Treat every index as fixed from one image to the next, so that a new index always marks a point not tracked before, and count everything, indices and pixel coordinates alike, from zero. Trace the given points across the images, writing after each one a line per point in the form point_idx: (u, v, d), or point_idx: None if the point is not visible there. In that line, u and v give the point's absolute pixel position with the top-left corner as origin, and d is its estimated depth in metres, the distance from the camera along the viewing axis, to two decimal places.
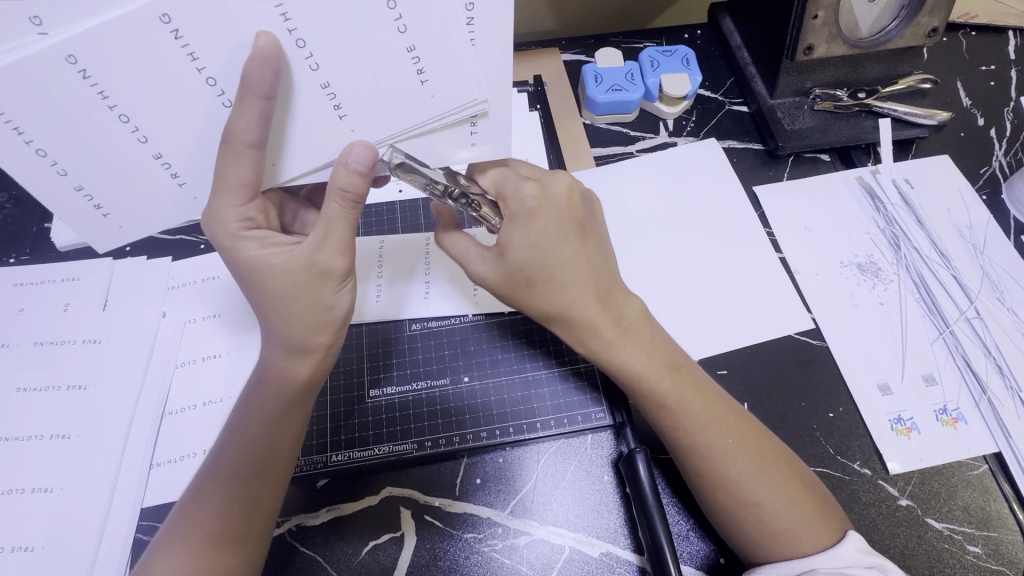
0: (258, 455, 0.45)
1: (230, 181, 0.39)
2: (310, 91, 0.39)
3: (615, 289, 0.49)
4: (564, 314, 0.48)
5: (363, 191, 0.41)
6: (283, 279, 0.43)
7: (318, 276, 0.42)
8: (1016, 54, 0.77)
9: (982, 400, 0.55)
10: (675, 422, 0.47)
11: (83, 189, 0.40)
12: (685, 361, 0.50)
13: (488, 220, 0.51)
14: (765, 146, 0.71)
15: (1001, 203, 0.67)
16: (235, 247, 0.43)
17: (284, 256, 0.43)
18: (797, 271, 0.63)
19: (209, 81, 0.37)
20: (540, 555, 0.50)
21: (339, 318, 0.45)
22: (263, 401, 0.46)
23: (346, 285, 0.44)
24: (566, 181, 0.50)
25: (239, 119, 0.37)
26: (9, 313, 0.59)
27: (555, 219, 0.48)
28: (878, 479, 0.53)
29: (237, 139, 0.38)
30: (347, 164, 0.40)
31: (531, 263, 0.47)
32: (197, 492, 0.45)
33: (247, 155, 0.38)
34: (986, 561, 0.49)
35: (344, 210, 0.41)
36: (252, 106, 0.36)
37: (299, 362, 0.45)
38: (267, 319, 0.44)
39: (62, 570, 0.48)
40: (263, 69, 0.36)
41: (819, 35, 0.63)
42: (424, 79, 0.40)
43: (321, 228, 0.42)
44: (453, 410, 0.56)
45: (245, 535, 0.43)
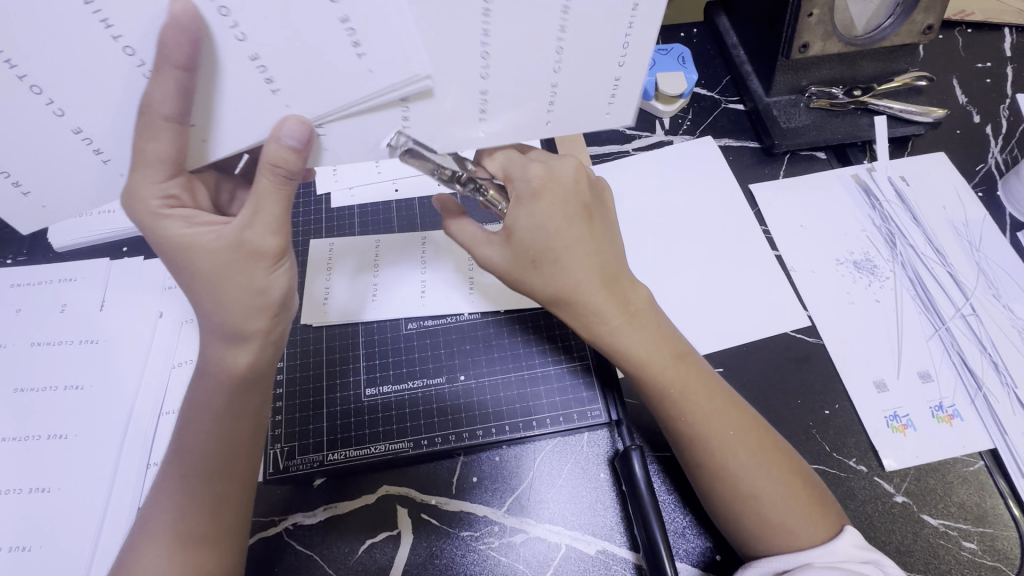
0: (213, 448, 0.45)
1: (149, 155, 0.38)
2: (238, 61, 0.38)
3: (622, 275, 0.49)
4: (568, 298, 0.48)
5: (298, 169, 0.40)
6: (206, 257, 0.42)
7: (249, 255, 0.42)
8: (1013, 51, 0.77)
9: (978, 396, 0.55)
10: (680, 410, 0.47)
11: (81, 133, 0.39)
12: (690, 352, 0.50)
13: (495, 203, 0.51)
14: (762, 144, 0.71)
15: (997, 200, 0.67)
16: (157, 225, 0.41)
17: (208, 234, 0.42)
18: (793, 268, 0.63)
19: (126, 50, 0.36)
20: (536, 553, 0.50)
21: (276, 301, 0.44)
22: (205, 395, 0.45)
23: (281, 266, 0.44)
24: (573, 163, 0.49)
25: (154, 90, 0.36)
26: (7, 314, 0.60)
27: (560, 201, 0.47)
28: (874, 475, 0.53)
29: (153, 112, 0.37)
30: (280, 139, 0.40)
31: (537, 246, 0.47)
32: (157, 496, 0.44)
33: (165, 129, 0.38)
34: (982, 558, 0.49)
35: (280, 187, 0.41)
36: (168, 78, 0.36)
37: (238, 351, 0.45)
38: (200, 303, 0.43)
39: (60, 569, 0.49)
40: (178, 36, 0.35)
41: (814, 33, 0.63)
42: (362, 52, 0.39)
43: (251, 205, 0.41)
44: (448, 408, 0.56)
45: (220, 531, 0.44)
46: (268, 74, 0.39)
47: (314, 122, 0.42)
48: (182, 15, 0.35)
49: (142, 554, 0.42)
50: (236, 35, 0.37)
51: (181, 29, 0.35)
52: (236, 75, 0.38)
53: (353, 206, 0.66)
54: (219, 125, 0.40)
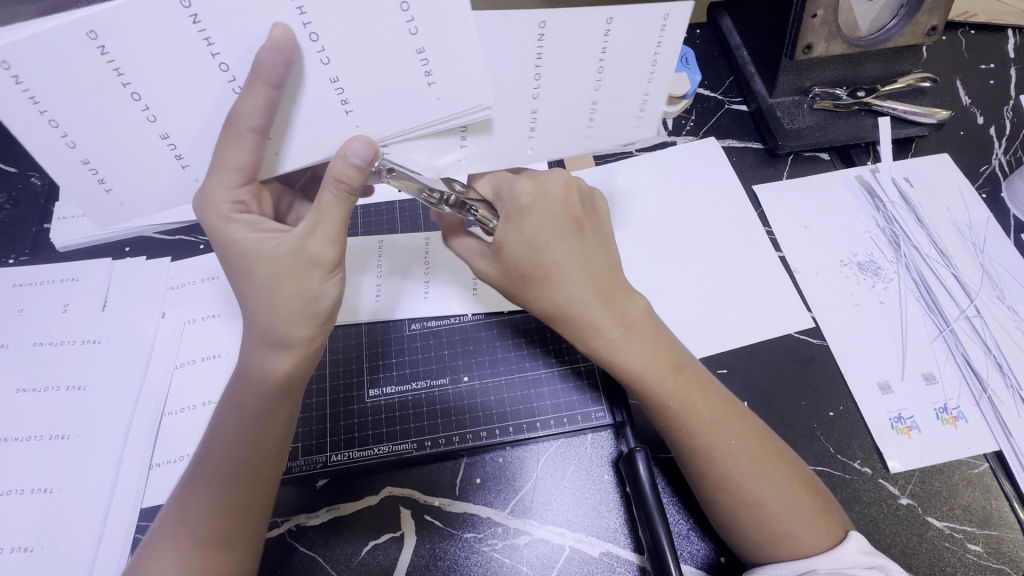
0: (244, 453, 0.44)
1: (227, 163, 0.39)
2: (319, 83, 0.38)
3: (616, 284, 0.48)
4: (562, 313, 0.47)
5: (359, 186, 0.40)
6: (270, 263, 0.42)
7: (305, 263, 0.42)
8: (1016, 53, 0.77)
9: (982, 398, 0.55)
10: (679, 424, 0.47)
11: (167, 138, 0.39)
12: (689, 361, 0.49)
13: (486, 222, 0.49)
14: (765, 145, 0.71)
15: (1001, 201, 0.67)
16: (224, 230, 0.42)
17: (274, 241, 0.43)
18: (797, 270, 0.63)
19: (222, 66, 0.37)
20: (540, 555, 0.50)
21: (324, 311, 0.44)
22: (243, 398, 0.46)
23: (335, 276, 0.44)
24: (562, 177, 0.48)
25: (246, 102, 0.36)
26: (8, 314, 0.59)
27: (551, 215, 0.47)
28: (879, 477, 0.53)
29: (239, 123, 0.37)
30: (347, 158, 0.39)
31: (528, 262, 0.47)
32: (185, 494, 0.44)
33: (249, 139, 0.38)
34: (987, 560, 0.49)
35: (343, 203, 0.41)
36: (261, 92, 0.36)
37: (280, 357, 0.45)
38: (252, 308, 0.44)
39: (61, 570, 0.48)
40: (274, 58, 0.35)
41: (818, 34, 0.63)
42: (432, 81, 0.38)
43: (315, 214, 0.41)
44: (452, 409, 0.55)
45: (237, 536, 0.43)
46: (342, 95, 0.38)
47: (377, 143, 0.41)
48: (281, 38, 0.35)
49: (162, 546, 0.42)
50: (321, 59, 0.37)
51: (278, 51, 0.35)
52: (313, 95, 0.38)
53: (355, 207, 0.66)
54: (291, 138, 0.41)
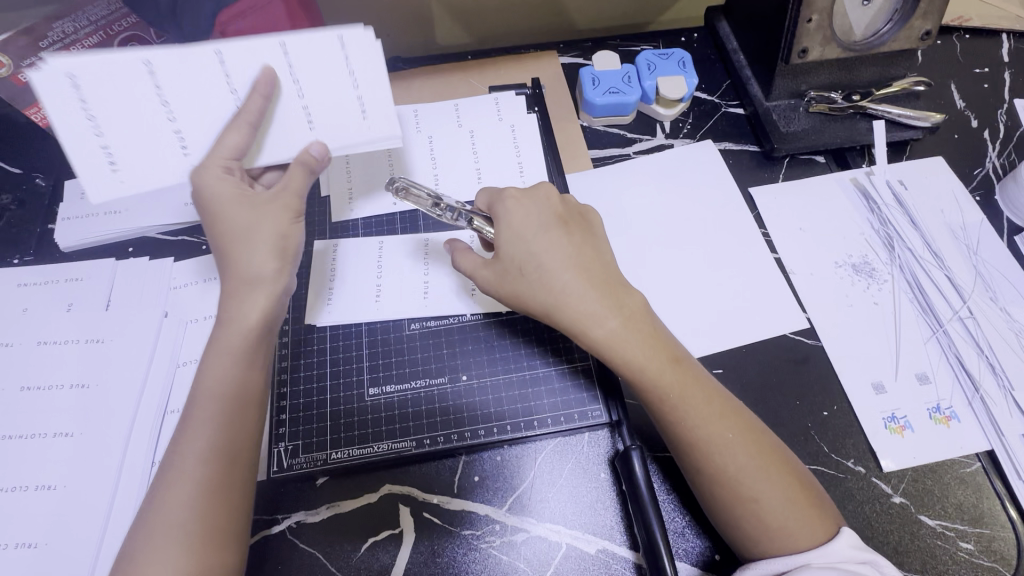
0: (226, 404, 0.46)
1: (224, 149, 0.48)
2: None
3: (615, 283, 0.50)
4: (560, 308, 0.49)
5: (328, 167, 0.53)
6: (244, 221, 0.48)
7: (276, 208, 0.49)
8: (1011, 57, 0.78)
9: (974, 398, 0.56)
10: (676, 418, 0.47)
11: (178, 132, 0.49)
12: (685, 356, 0.50)
13: (484, 233, 0.53)
14: (762, 148, 0.72)
15: (994, 204, 0.67)
16: (207, 190, 0.47)
17: (245, 203, 0.48)
18: (792, 271, 0.63)
19: None
20: (537, 552, 0.50)
21: (291, 249, 0.50)
22: (218, 348, 0.47)
23: (298, 222, 0.50)
24: (549, 188, 0.54)
25: (239, 121, 0.48)
26: (13, 313, 0.60)
27: (539, 214, 0.52)
28: (872, 476, 0.53)
29: (237, 125, 0.48)
30: (309, 152, 0.51)
31: (522, 254, 0.50)
32: (170, 459, 0.44)
33: (245, 131, 0.48)
34: (978, 558, 0.50)
35: (306, 175, 0.51)
36: (251, 108, 0.48)
37: (253, 299, 0.48)
38: (225, 259, 0.48)
39: (65, 565, 0.49)
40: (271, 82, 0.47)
41: (814, 39, 0.64)
42: None
43: (284, 180, 0.50)
44: (450, 407, 0.56)
45: (232, 490, 0.44)
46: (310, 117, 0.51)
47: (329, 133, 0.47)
48: (264, 77, 0.48)
49: (161, 508, 0.42)
50: None
51: None
52: (291, 120, 0.51)
53: (356, 210, 0.67)
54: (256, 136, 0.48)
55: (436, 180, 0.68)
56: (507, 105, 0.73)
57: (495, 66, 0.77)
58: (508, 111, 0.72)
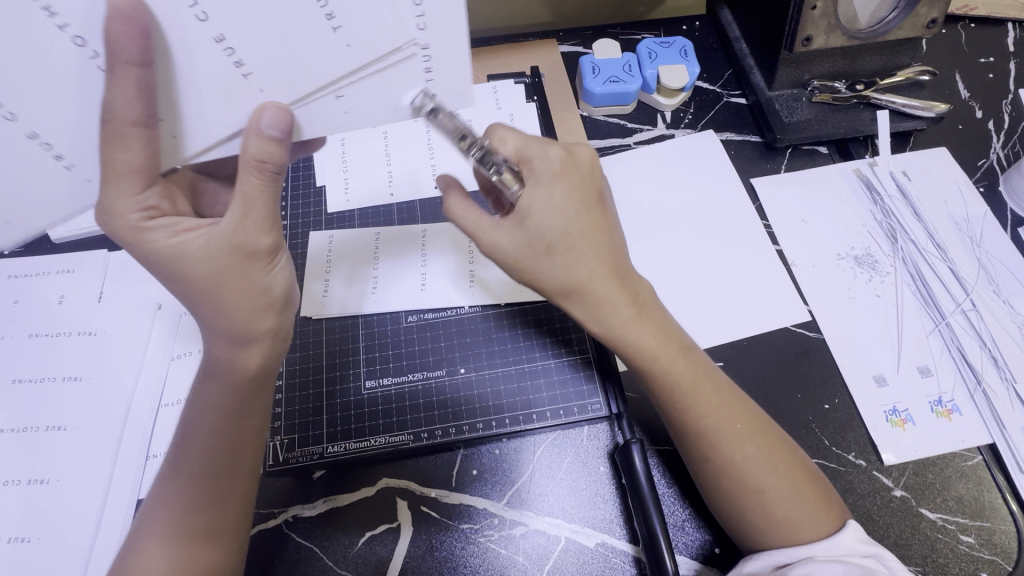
0: (219, 445, 0.44)
1: (120, 168, 0.38)
2: (200, 49, 0.36)
3: (629, 270, 0.48)
4: (581, 288, 0.46)
5: (280, 158, 0.40)
6: (205, 267, 0.41)
7: (244, 257, 0.41)
8: (1016, 46, 0.77)
9: (977, 391, 0.55)
10: (685, 406, 0.46)
11: (38, 137, 0.38)
12: (693, 346, 0.49)
13: (508, 186, 0.46)
14: (764, 138, 0.71)
15: (998, 195, 0.67)
16: (142, 240, 0.40)
17: (197, 240, 0.41)
18: (794, 264, 0.63)
19: (76, 40, 0.34)
20: (536, 546, 0.50)
21: (280, 297, 0.45)
22: (212, 394, 0.45)
23: (277, 261, 0.44)
24: (588, 151, 0.49)
25: (115, 96, 0.35)
26: (4, 306, 0.59)
27: (578, 187, 0.46)
28: (873, 470, 0.53)
29: (118, 118, 0.36)
30: (261, 130, 0.39)
31: (553, 232, 0.45)
32: (164, 487, 0.44)
33: (134, 134, 0.37)
34: (979, 551, 0.49)
35: (260, 184, 0.40)
36: (127, 77, 0.34)
37: (247, 353, 0.44)
38: (198, 309, 0.43)
39: (57, 560, 0.48)
40: (127, 29, 0.33)
41: (817, 26, 0.63)
42: (336, 25, 0.37)
43: (238, 207, 0.40)
44: (448, 400, 0.56)
45: (223, 527, 0.44)
46: (235, 57, 0.37)
47: (288, 105, 0.41)
48: (124, 5, 0.33)
49: (149, 543, 0.43)
50: (198, 15, 0.35)
51: (126, 19, 0.33)
52: (204, 66, 0.37)
53: (354, 207, 0.65)
54: (190, 117, 0.39)
55: (434, 170, 0.67)
56: (506, 94, 0.72)
57: (493, 55, 0.76)
58: (507, 100, 0.71)
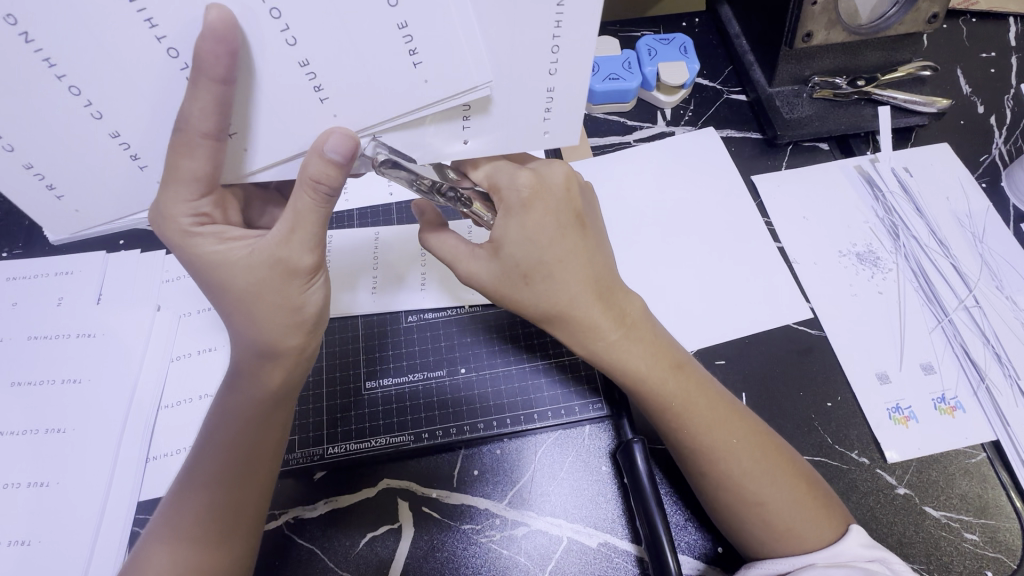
0: (241, 457, 0.44)
1: (182, 174, 0.37)
2: (284, 66, 0.36)
3: (615, 286, 0.48)
4: (562, 314, 0.46)
5: (336, 184, 0.38)
6: (244, 275, 0.41)
7: (284, 272, 0.41)
8: (1017, 41, 0.77)
9: (980, 388, 0.55)
10: (679, 422, 0.46)
11: (118, 137, 0.38)
12: (687, 361, 0.49)
13: (481, 216, 0.49)
14: (764, 135, 0.70)
15: (1001, 190, 0.66)
16: (190, 244, 0.41)
17: (244, 250, 0.41)
18: (796, 261, 0.62)
19: (170, 52, 0.34)
20: (538, 546, 0.50)
21: (310, 318, 0.43)
22: (241, 403, 0.45)
23: (315, 281, 0.43)
24: (563, 171, 0.47)
25: (192, 107, 0.35)
26: (3, 308, 0.59)
27: (552, 210, 0.46)
28: (876, 467, 0.53)
29: (191, 130, 0.35)
30: (324, 153, 0.38)
31: (528, 261, 0.45)
32: (181, 491, 0.44)
33: (203, 146, 0.36)
34: (983, 549, 0.49)
35: (314, 202, 0.39)
36: (207, 91, 0.34)
37: (271, 367, 0.44)
38: (233, 320, 0.43)
39: (56, 562, 0.48)
40: (217, 48, 0.33)
41: (818, 22, 0.62)
42: (418, 60, 0.37)
43: (288, 220, 0.40)
44: (450, 401, 0.55)
45: (230, 536, 0.43)
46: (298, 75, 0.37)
47: (356, 132, 0.40)
48: (218, 23, 0.33)
49: (157, 550, 0.42)
50: (287, 39, 0.35)
51: (217, 38, 0.33)
52: (276, 82, 0.37)
53: (352, 207, 0.65)
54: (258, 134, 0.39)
55: None
56: None
57: None
58: None
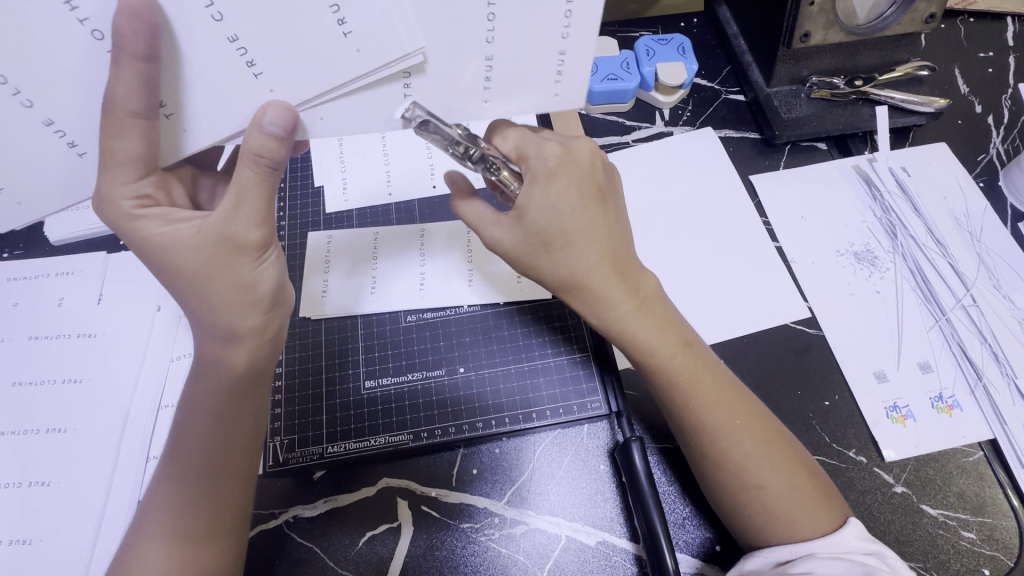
0: (209, 445, 0.44)
1: (117, 157, 0.38)
2: (214, 43, 0.37)
3: (631, 259, 0.48)
4: (578, 283, 0.46)
5: (281, 157, 0.40)
6: (193, 255, 0.41)
7: (232, 250, 0.41)
8: (1015, 41, 0.77)
9: (978, 387, 0.55)
10: (684, 400, 0.47)
11: (52, 124, 0.38)
12: (696, 340, 0.49)
13: (508, 185, 0.48)
14: (763, 135, 0.71)
15: (998, 190, 0.66)
16: (131, 226, 0.40)
17: (186, 229, 0.41)
18: (794, 260, 0.63)
19: (91, 31, 0.35)
20: (537, 544, 0.50)
21: (265, 295, 0.44)
22: (203, 390, 0.45)
23: (267, 257, 0.43)
24: (589, 145, 0.48)
25: (116, 86, 0.35)
26: (4, 308, 0.59)
27: (575, 181, 0.46)
28: (874, 466, 0.53)
29: (119, 109, 0.36)
30: (263, 127, 0.39)
31: (549, 228, 0.45)
32: (156, 485, 0.44)
33: (133, 125, 0.37)
34: (980, 547, 0.49)
35: (259, 178, 0.40)
36: (130, 68, 0.35)
37: (234, 350, 0.44)
38: (187, 302, 0.43)
39: (56, 561, 0.49)
40: (134, 23, 0.33)
41: (816, 22, 0.63)
42: (349, 32, 0.38)
43: (233, 197, 0.40)
44: (448, 400, 0.56)
45: (217, 530, 0.44)
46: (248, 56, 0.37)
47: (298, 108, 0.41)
48: (133, 0, 0.33)
49: (143, 546, 0.43)
50: (212, 14, 0.35)
51: (133, 14, 0.33)
52: (203, 57, 0.37)
53: (352, 208, 0.65)
54: (190, 115, 0.39)
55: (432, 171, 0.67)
56: None
57: None
58: None
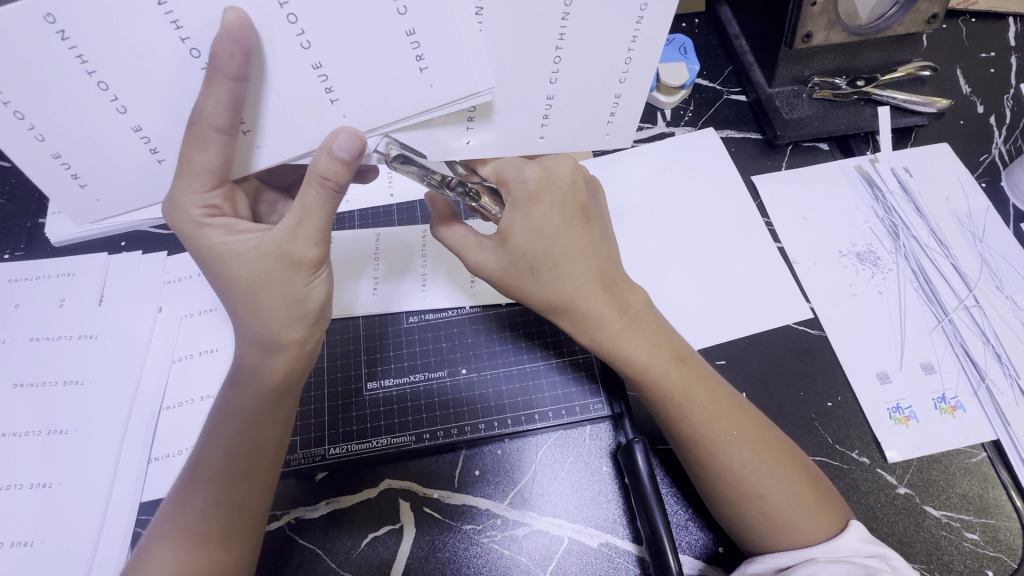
0: (244, 451, 0.44)
1: (196, 166, 0.38)
2: (293, 64, 0.37)
3: (619, 276, 0.48)
4: (567, 304, 0.46)
5: (344, 180, 0.39)
6: (250, 266, 0.42)
7: (289, 265, 0.41)
8: (1017, 41, 0.77)
9: (980, 388, 0.55)
10: (679, 413, 0.46)
11: (139, 131, 0.39)
12: (689, 352, 0.49)
13: (488, 209, 0.50)
14: (764, 136, 0.70)
15: (1000, 190, 0.66)
16: (198, 234, 0.41)
17: (251, 241, 0.42)
18: (796, 261, 0.62)
19: (193, 51, 0.36)
20: (539, 546, 0.50)
21: (314, 311, 0.44)
22: (243, 397, 0.45)
23: (319, 275, 0.43)
24: (570, 163, 0.47)
25: (207, 101, 0.35)
26: (5, 309, 0.59)
27: (558, 205, 0.46)
28: (876, 467, 0.53)
29: (205, 123, 0.36)
30: (333, 151, 0.39)
31: (535, 251, 0.46)
32: (184, 488, 0.44)
33: (216, 140, 0.37)
34: (983, 548, 0.49)
35: (321, 198, 0.40)
36: (221, 87, 0.35)
37: (275, 360, 0.44)
38: (238, 311, 0.44)
39: (58, 562, 0.48)
40: (232, 46, 0.34)
41: (818, 23, 0.63)
42: (424, 66, 0.39)
43: (297, 214, 0.40)
44: (450, 401, 0.56)
45: (235, 536, 0.43)
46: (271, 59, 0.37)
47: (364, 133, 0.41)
48: (234, 24, 0.34)
49: (159, 548, 0.42)
50: (302, 43, 0.36)
51: (233, 38, 0.34)
52: (283, 76, 0.37)
53: (353, 209, 0.65)
54: (264, 131, 0.40)
55: None
56: None
57: None
58: None
